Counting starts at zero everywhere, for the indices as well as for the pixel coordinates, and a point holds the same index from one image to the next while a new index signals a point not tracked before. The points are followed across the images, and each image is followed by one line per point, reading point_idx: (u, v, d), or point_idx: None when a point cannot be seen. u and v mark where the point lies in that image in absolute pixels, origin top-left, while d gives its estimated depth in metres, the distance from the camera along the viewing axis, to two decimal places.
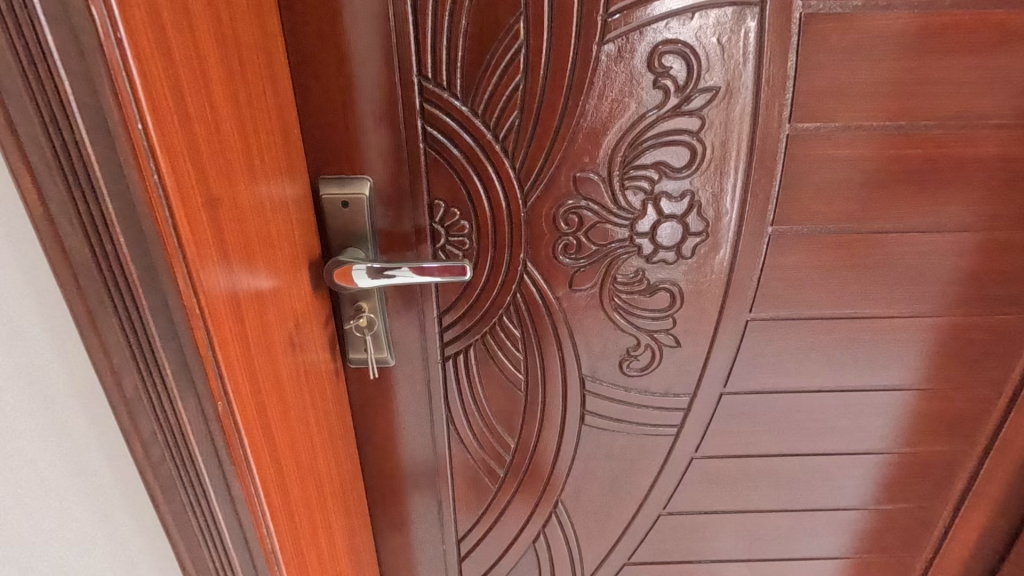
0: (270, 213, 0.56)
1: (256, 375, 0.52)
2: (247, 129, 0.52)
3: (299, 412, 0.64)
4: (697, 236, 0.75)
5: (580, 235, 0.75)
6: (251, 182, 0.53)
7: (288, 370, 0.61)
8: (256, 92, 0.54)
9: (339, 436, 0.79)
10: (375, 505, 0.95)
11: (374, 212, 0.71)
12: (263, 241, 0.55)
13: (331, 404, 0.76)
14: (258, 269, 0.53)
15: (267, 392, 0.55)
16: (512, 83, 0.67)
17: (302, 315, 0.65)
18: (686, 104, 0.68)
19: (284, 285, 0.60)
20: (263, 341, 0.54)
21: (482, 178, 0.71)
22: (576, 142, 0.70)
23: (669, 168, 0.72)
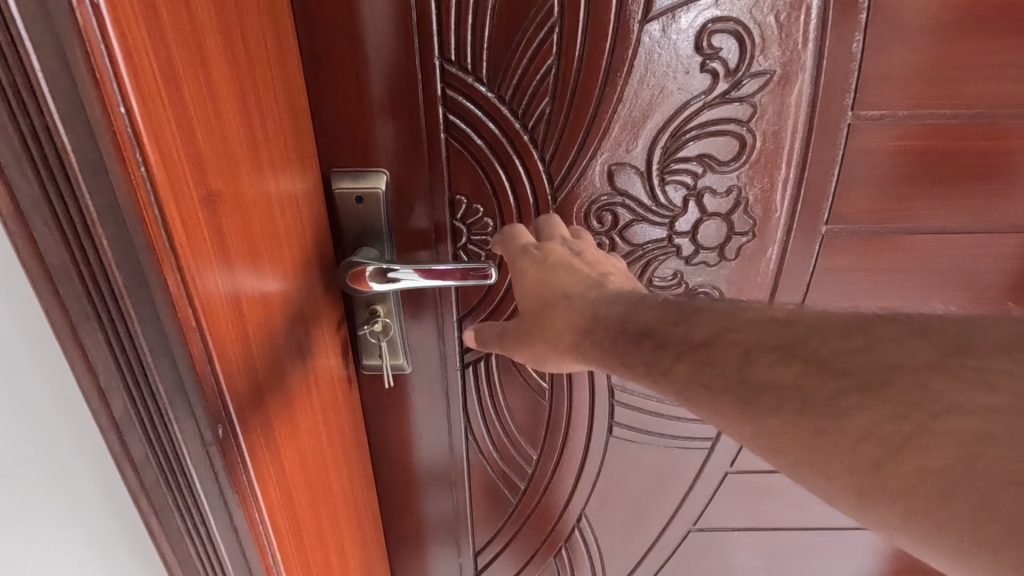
0: (277, 210, 0.51)
1: (258, 391, 0.47)
2: (252, 114, 0.46)
3: (308, 428, 0.58)
4: (742, 236, 0.69)
5: (613, 235, 0.69)
6: (256, 175, 0.47)
7: (297, 383, 0.55)
8: (263, 74, 0.48)
9: (351, 449, 0.73)
10: (388, 517, 0.90)
11: (390, 209, 0.65)
12: (268, 241, 0.49)
13: (343, 415, 0.71)
14: (263, 272, 0.48)
15: (272, 409, 0.49)
16: (544, 66, 0.60)
17: (311, 321, 0.60)
18: (736, 90, 0.61)
19: (292, 288, 0.55)
20: (268, 351, 0.49)
21: (509, 172, 0.65)
22: (613, 131, 0.63)
23: (714, 161, 0.65)
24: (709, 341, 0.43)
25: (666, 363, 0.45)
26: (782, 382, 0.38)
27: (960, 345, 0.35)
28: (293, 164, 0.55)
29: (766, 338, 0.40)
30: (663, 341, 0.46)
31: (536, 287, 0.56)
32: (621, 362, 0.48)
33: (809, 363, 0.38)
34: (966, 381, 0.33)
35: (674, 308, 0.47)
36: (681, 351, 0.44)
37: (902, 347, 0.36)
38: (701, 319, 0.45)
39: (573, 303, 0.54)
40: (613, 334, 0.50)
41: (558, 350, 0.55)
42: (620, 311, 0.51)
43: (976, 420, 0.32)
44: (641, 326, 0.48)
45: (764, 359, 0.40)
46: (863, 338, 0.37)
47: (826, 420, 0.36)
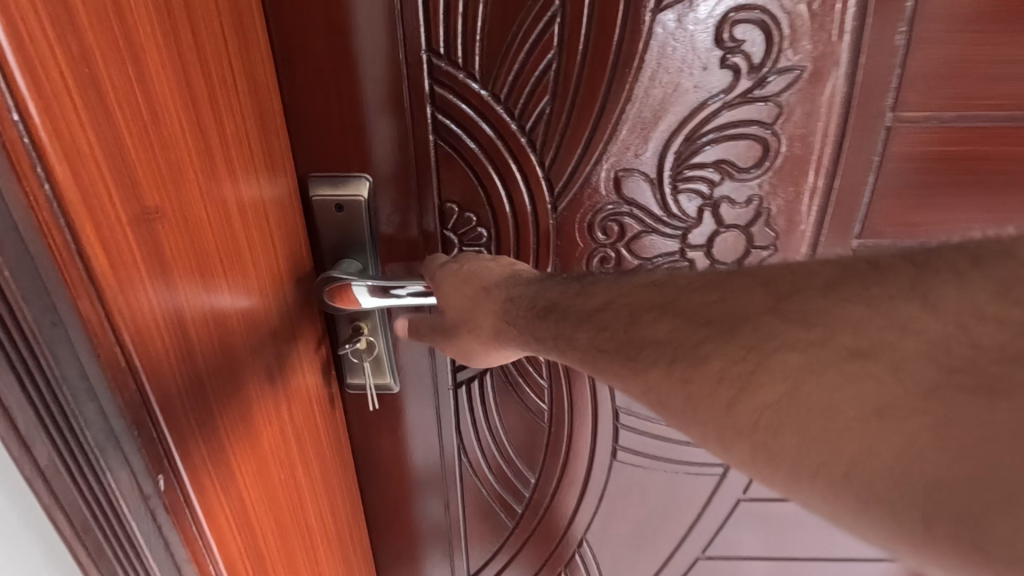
0: (239, 223, 0.45)
1: (208, 430, 0.42)
2: (207, 117, 0.41)
3: (278, 459, 0.53)
4: (763, 250, 0.62)
5: (619, 247, 0.62)
6: (211, 186, 0.41)
7: (262, 413, 0.50)
8: (223, 70, 0.43)
9: (334, 475, 0.68)
10: (379, 539, 0.85)
11: (374, 218, 0.59)
12: (226, 260, 0.43)
13: (325, 439, 0.65)
14: (219, 296, 0.42)
15: (228, 447, 0.44)
16: (544, 60, 0.54)
17: (285, 342, 0.54)
18: (761, 88, 0.55)
19: (261, 308, 0.49)
20: (222, 384, 0.44)
21: (504, 178, 0.59)
22: (621, 134, 0.57)
23: (733, 167, 0.58)
24: (602, 306, 0.38)
25: (569, 330, 0.39)
26: (657, 338, 0.33)
27: (788, 286, 0.31)
28: (262, 171, 0.49)
29: (642, 299, 0.36)
30: (564, 312, 0.40)
31: (463, 292, 0.50)
32: (535, 339, 0.43)
33: (679, 319, 0.33)
34: (796, 321, 0.29)
35: (574, 283, 0.43)
36: (580, 320, 0.39)
37: (743, 290, 0.32)
38: (595, 287, 0.40)
39: (492, 292, 0.48)
40: (523, 311, 0.44)
41: (483, 344, 0.49)
42: (532, 286, 0.45)
43: (811, 357, 0.28)
44: (546, 300, 0.43)
45: (643, 317, 0.34)
46: (715, 289, 0.33)
47: (690, 369, 0.31)
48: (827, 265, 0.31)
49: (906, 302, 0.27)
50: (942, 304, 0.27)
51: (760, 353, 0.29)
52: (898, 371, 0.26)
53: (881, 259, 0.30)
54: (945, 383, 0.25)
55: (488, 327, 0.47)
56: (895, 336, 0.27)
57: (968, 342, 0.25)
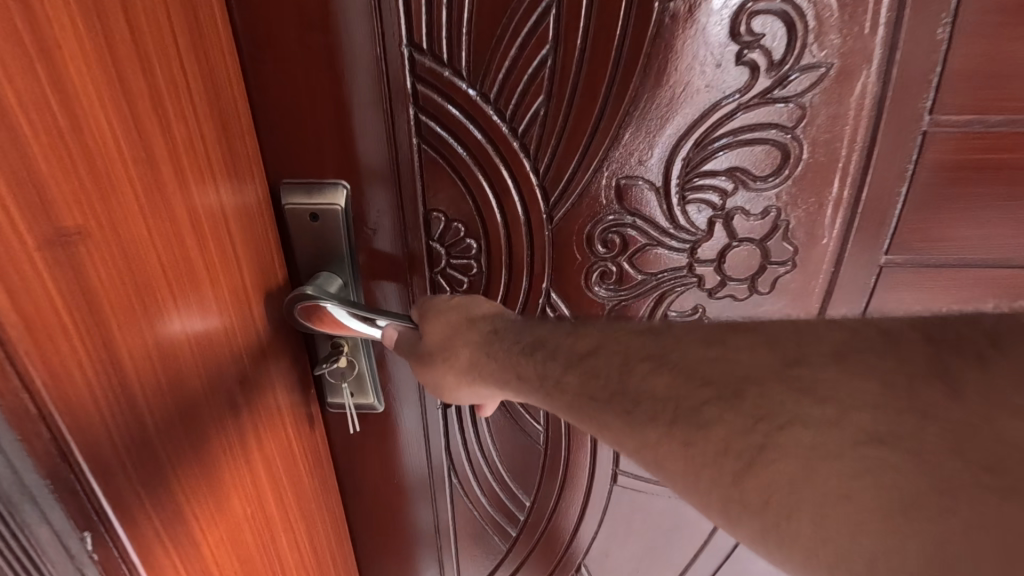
0: (192, 240, 0.40)
1: (157, 476, 0.37)
2: (148, 120, 0.35)
3: (244, 493, 0.48)
4: (779, 266, 0.57)
5: (621, 261, 0.57)
6: (155, 200, 0.36)
7: (222, 448, 0.45)
8: (171, 67, 0.37)
9: (315, 498, 0.64)
10: (365, 561, 0.80)
11: (353, 228, 0.55)
12: (174, 282, 0.38)
13: (304, 464, 0.61)
14: (166, 324, 0.38)
15: (183, 492, 0.40)
16: (538, 56, 0.49)
17: (247, 367, 0.49)
18: (782, 87, 0.49)
19: (219, 332, 0.44)
20: (168, 423, 0.39)
21: (495, 186, 0.54)
22: (624, 138, 0.51)
23: (748, 176, 0.53)
24: (593, 350, 0.40)
25: (557, 372, 0.41)
26: (654, 393, 0.35)
27: (797, 352, 0.33)
28: (224, 179, 0.43)
29: (637, 347, 0.38)
30: (552, 350, 0.42)
31: (449, 324, 0.49)
32: (518, 377, 0.44)
33: (678, 375, 0.35)
34: (802, 391, 0.31)
35: (563, 321, 0.45)
36: (568, 362, 0.40)
37: (746, 351, 0.34)
38: (586, 328, 0.42)
39: (479, 329, 0.48)
40: (507, 348, 0.45)
41: (458, 378, 0.49)
42: (520, 326, 0.46)
43: (820, 434, 0.30)
44: (534, 338, 0.44)
45: (639, 367, 0.36)
46: (717, 344, 0.35)
47: (691, 432, 0.33)
48: (838, 333, 0.33)
49: (926, 386, 0.29)
50: (964, 393, 0.29)
51: (770, 425, 0.31)
52: (913, 459, 0.28)
53: (893, 329, 0.32)
54: (968, 479, 0.27)
55: (470, 361, 0.48)
56: (915, 422, 0.29)
57: (994, 436, 0.27)
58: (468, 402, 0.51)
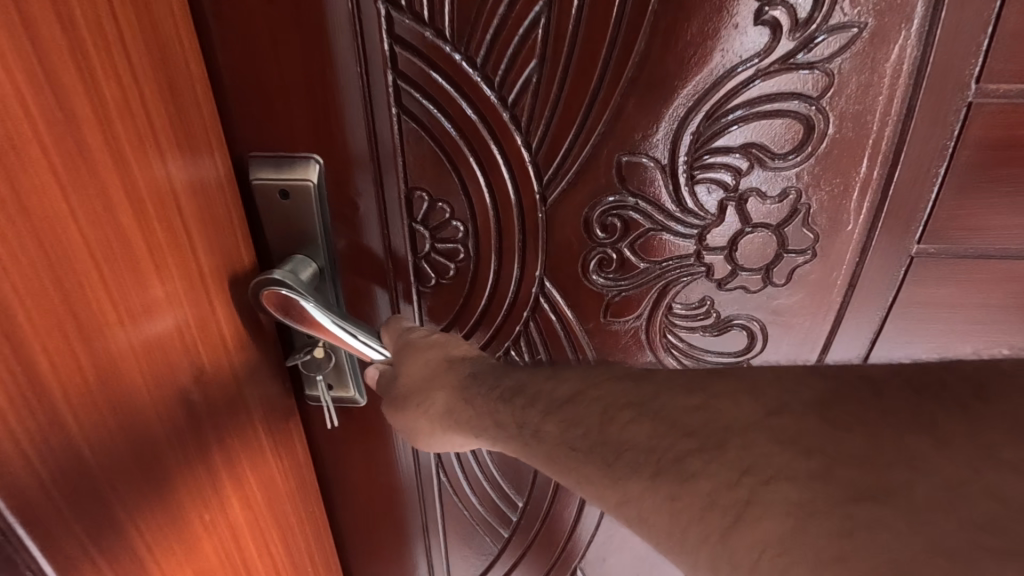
0: (129, 220, 0.35)
1: (73, 479, 0.33)
2: (64, 75, 0.30)
3: (205, 508, 0.44)
4: (797, 256, 0.52)
5: (621, 247, 0.52)
6: (77, 171, 0.31)
7: (169, 457, 0.40)
8: (99, 15, 0.32)
9: (297, 508, 0.59)
10: (352, 565, 0.76)
11: (326, 208, 0.50)
12: (105, 266, 0.33)
13: (284, 477, 0.55)
14: (95, 321, 0.33)
15: (110, 497, 0.35)
16: (530, 14, 0.43)
17: (209, 370, 0.43)
18: (807, 50, 0.43)
19: (171, 328, 0.38)
20: (100, 428, 0.34)
21: (483, 163, 0.49)
22: (626, 109, 0.46)
23: (766, 153, 0.47)
24: (575, 396, 0.35)
25: (538, 423, 0.36)
26: (636, 442, 0.31)
27: (779, 399, 0.29)
28: (174, 150, 0.38)
29: (618, 393, 0.33)
30: (532, 397, 0.38)
31: (424, 364, 0.45)
32: (496, 427, 0.39)
33: (657, 423, 0.30)
34: (783, 442, 0.27)
35: (541, 367, 0.41)
36: (546, 411, 0.36)
37: (725, 398, 0.30)
38: (567, 372, 0.38)
39: (457, 369, 0.44)
40: (484, 394, 0.41)
41: (431, 424, 0.45)
42: (499, 370, 0.43)
43: (807, 491, 0.25)
44: (511, 383, 0.40)
45: (620, 416, 0.32)
46: (699, 392, 0.31)
47: (676, 487, 0.28)
48: (817, 379, 0.29)
49: (914, 438, 0.25)
50: (951, 441, 0.24)
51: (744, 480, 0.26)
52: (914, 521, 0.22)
53: (876, 376, 0.29)
54: (969, 544, 0.21)
55: (445, 405, 0.43)
56: (903, 476, 0.24)
57: (987, 492, 0.22)
58: (442, 452, 0.47)
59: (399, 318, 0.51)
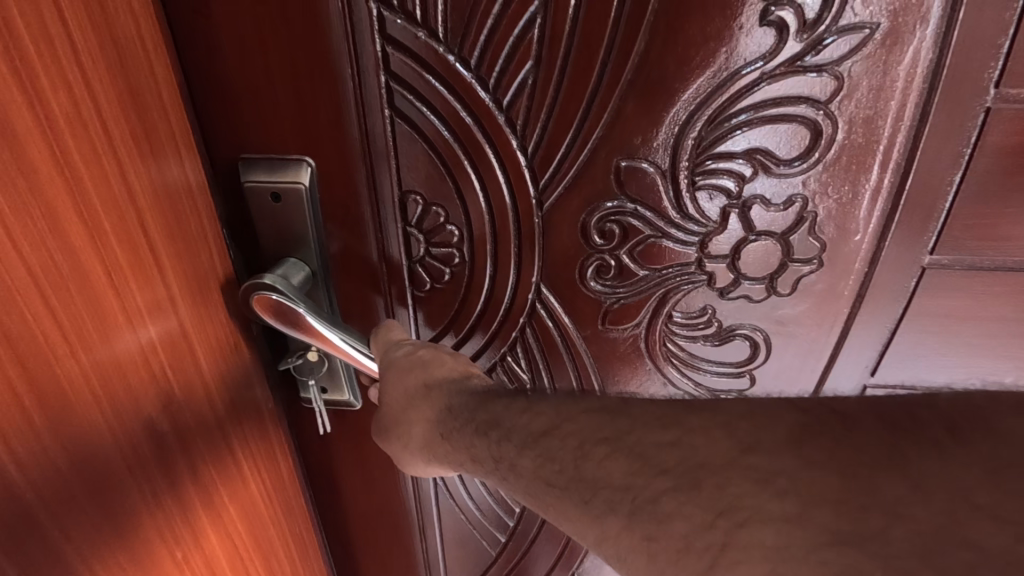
0: (83, 233, 0.34)
1: (26, 499, 0.32)
2: (3, 89, 0.29)
3: (173, 539, 0.43)
4: (804, 265, 0.50)
5: (620, 253, 0.50)
6: (22, 194, 0.30)
7: (129, 484, 0.39)
8: (49, 27, 0.31)
9: (281, 514, 0.57)
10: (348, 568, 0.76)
11: (319, 210, 0.49)
12: (51, 292, 0.32)
13: (266, 499, 0.54)
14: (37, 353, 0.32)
15: (61, 523, 0.35)
16: (525, 15, 0.42)
17: (182, 379, 0.43)
18: (815, 51, 0.41)
19: (134, 341, 0.38)
20: (42, 463, 0.33)
21: (477, 167, 0.48)
22: (624, 113, 0.44)
23: (772, 159, 0.45)
24: (548, 432, 0.34)
25: (510, 462, 0.35)
26: (611, 481, 0.29)
27: (752, 437, 0.28)
28: (137, 160, 0.37)
29: (595, 427, 0.32)
30: (506, 433, 0.36)
31: (401, 395, 0.45)
32: (473, 463, 0.38)
33: (633, 458, 0.29)
34: (760, 483, 0.26)
35: (520, 395, 0.38)
36: (522, 446, 0.34)
37: (702, 436, 0.28)
38: (541, 404, 0.36)
39: (431, 402, 0.43)
40: (459, 429, 0.40)
41: (417, 452, 0.45)
42: (473, 402, 0.40)
43: (786, 535, 0.24)
44: (486, 418, 0.38)
45: (595, 452, 0.31)
46: (672, 427, 0.30)
47: (651, 527, 0.27)
48: (791, 414, 0.28)
49: (886, 479, 0.24)
50: (932, 484, 0.23)
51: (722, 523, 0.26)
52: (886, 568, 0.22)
53: (846, 411, 0.27)
54: None
55: (425, 437, 0.43)
56: (879, 522, 0.23)
57: (959, 540, 0.22)
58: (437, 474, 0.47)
59: (389, 325, 0.50)
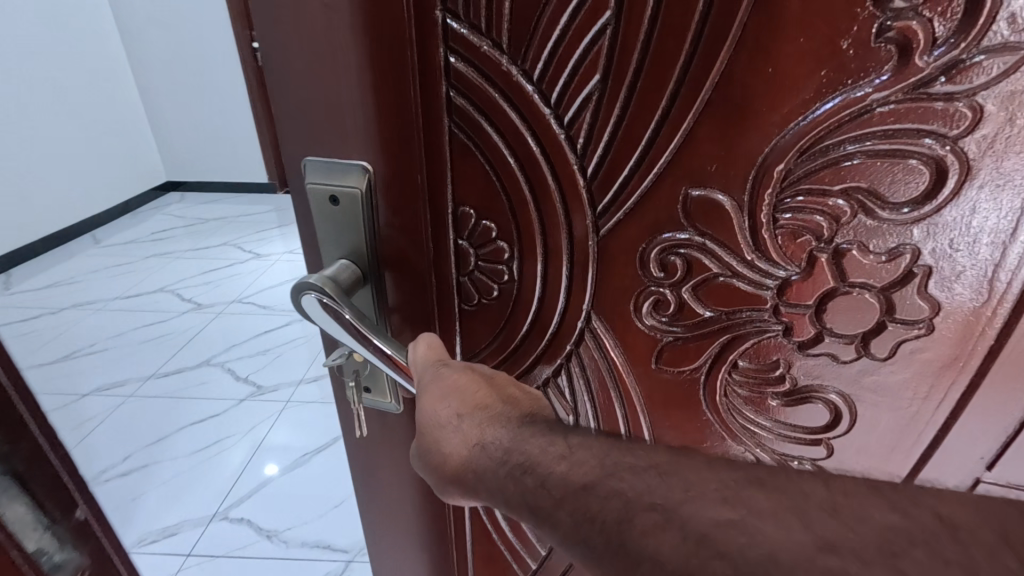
0: None
1: None
2: None
3: None
4: (907, 327, 0.42)
5: (680, 290, 0.45)
6: None
7: None
8: None
9: None
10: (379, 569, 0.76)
11: (373, 215, 0.48)
12: None
13: None
14: None
15: None
16: (596, 23, 0.38)
17: None
18: (946, 75, 0.34)
19: None
20: None
21: (534, 184, 0.45)
22: (698, 137, 0.39)
23: (877, 200, 0.38)
24: (588, 486, 0.30)
25: (544, 513, 0.31)
26: (657, 558, 0.25)
27: (834, 533, 0.23)
28: None
29: (641, 491, 0.28)
30: (542, 480, 0.32)
31: (436, 421, 0.42)
32: (506, 507, 0.35)
33: (683, 534, 0.25)
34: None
35: (558, 436, 0.35)
36: (561, 497, 0.30)
37: (771, 521, 0.24)
38: (583, 451, 0.32)
39: (465, 432, 0.40)
40: (489, 469, 0.37)
41: (449, 485, 0.42)
42: (507, 438, 0.37)
43: None
44: (521, 459, 0.35)
45: (639, 520, 0.26)
46: (732, 504, 0.26)
47: None
48: (882, 512, 0.24)
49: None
50: None
51: None
52: None
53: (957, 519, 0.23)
54: None
55: (458, 471, 0.40)
56: None
57: None
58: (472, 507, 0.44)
59: (430, 337, 0.48)
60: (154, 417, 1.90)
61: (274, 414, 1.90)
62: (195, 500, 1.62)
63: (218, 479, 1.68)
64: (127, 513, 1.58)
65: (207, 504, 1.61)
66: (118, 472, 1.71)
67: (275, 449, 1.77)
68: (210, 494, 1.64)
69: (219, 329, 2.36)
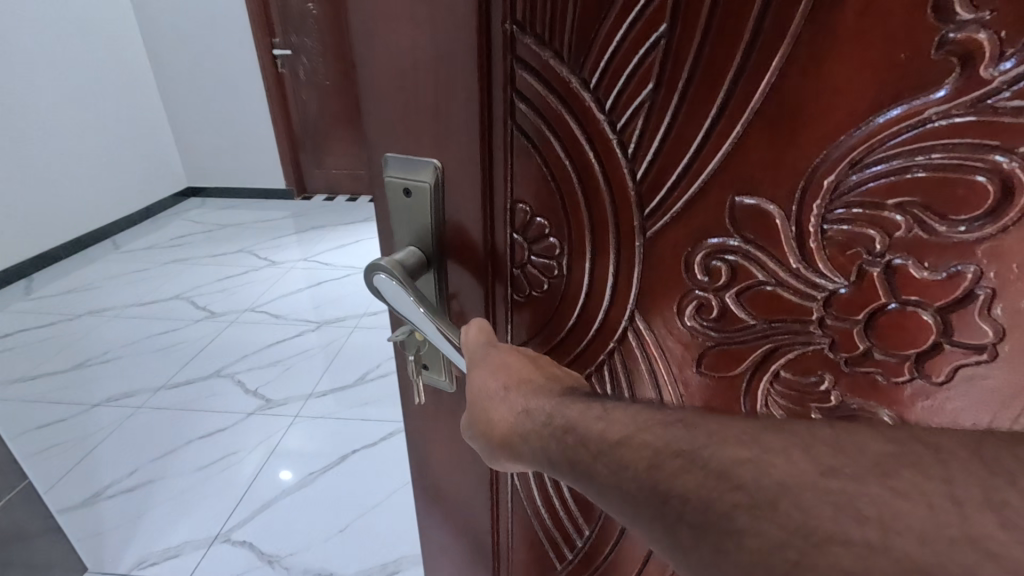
0: None
1: None
2: None
3: None
4: (967, 353, 0.40)
5: (725, 294, 0.46)
6: None
7: None
8: None
9: None
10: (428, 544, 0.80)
11: (440, 208, 0.53)
12: None
13: None
14: None
15: None
16: (652, 36, 0.41)
17: None
18: (1013, 89, 0.33)
19: None
20: None
21: (585, 186, 0.48)
22: (746, 145, 0.41)
23: (936, 215, 0.37)
24: (620, 441, 0.32)
25: (582, 466, 0.34)
26: (686, 493, 0.28)
27: (835, 459, 0.25)
28: None
29: (669, 440, 0.30)
30: (582, 438, 0.35)
31: (486, 390, 0.46)
32: (551, 467, 0.38)
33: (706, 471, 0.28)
34: (839, 506, 0.24)
35: (595, 402, 0.37)
36: (597, 452, 0.33)
37: (782, 454, 0.26)
38: (616, 411, 0.35)
39: (511, 401, 0.43)
40: (534, 433, 0.40)
41: (497, 449, 0.45)
42: (551, 403, 0.40)
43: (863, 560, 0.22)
44: (562, 423, 0.37)
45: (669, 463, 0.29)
46: (749, 445, 0.28)
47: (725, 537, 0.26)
48: (880, 438, 0.26)
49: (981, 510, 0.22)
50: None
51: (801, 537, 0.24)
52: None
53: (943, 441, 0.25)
54: None
55: (505, 436, 0.43)
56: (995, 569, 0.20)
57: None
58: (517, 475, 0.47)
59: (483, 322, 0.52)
60: (161, 432, 1.99)
61: (277, 432, 1.97)
62: (195, 518, 1.68)
63: (221, 496, 1.75)
64: (128, 531, 1.65)
65: (212, 521, 1.67)
66: (122, 488, 1.79)
67: (284, 461, 1.86)
68: (207, 515, 1.69)
69: (226, 340, 2.50)
